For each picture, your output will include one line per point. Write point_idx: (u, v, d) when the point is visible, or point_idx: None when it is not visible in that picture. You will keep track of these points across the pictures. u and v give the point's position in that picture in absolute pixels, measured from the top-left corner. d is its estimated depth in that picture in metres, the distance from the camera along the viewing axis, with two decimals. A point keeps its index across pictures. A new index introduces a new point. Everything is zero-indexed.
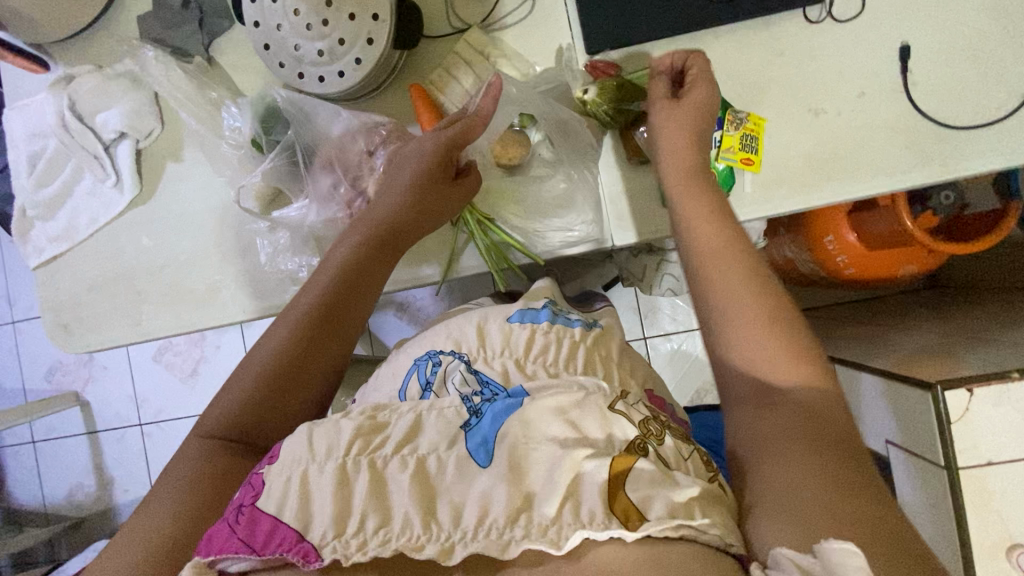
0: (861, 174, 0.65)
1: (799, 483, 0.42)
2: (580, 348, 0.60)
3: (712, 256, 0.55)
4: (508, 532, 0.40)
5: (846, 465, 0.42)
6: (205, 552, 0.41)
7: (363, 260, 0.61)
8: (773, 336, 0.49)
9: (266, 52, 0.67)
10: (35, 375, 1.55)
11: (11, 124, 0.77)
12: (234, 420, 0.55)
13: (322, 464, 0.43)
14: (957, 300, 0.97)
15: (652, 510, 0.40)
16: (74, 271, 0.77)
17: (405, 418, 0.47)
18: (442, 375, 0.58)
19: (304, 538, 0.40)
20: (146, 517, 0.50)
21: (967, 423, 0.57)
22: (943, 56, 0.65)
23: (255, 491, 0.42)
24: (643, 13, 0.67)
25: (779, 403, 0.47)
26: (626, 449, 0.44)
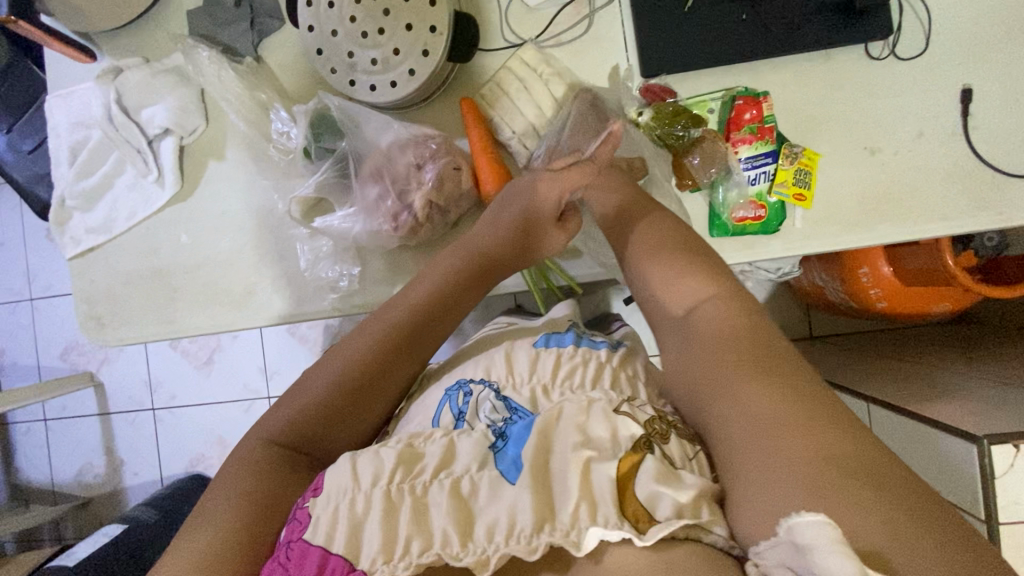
0: (914, 218, 0.64)
1: (744, 429, 0.40)
2: (606, 369, 0.57)
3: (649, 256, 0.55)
4: (535, 539, 0.39)
5: (790, 393, 0.40)
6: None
7: (459, 286, 0.60)
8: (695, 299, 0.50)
9: (318, 57, 0.66)
10: (51, 353, 1.55)
11: (54, 111, 0.76)
12: (304, 426, 0.52)
13: (369, 492, 0.43)
14: (988, 340, 0.96)
15: (659, 509, 0.40)
16: (110, 264, 0.76)
17: (438, 443, 0.47)
18: (474, 405, 0.56)
19: (354, 568, 0.40)
20: (196, 531, 0.46)
21: (1011, 478, 0.56)
22: (1005, 102, 0.64)
23: (302, 526, 0.42)
24: (700, 39, 0.67)
25: (708, 344, 0.47)
26: (632, 446, 0.44)
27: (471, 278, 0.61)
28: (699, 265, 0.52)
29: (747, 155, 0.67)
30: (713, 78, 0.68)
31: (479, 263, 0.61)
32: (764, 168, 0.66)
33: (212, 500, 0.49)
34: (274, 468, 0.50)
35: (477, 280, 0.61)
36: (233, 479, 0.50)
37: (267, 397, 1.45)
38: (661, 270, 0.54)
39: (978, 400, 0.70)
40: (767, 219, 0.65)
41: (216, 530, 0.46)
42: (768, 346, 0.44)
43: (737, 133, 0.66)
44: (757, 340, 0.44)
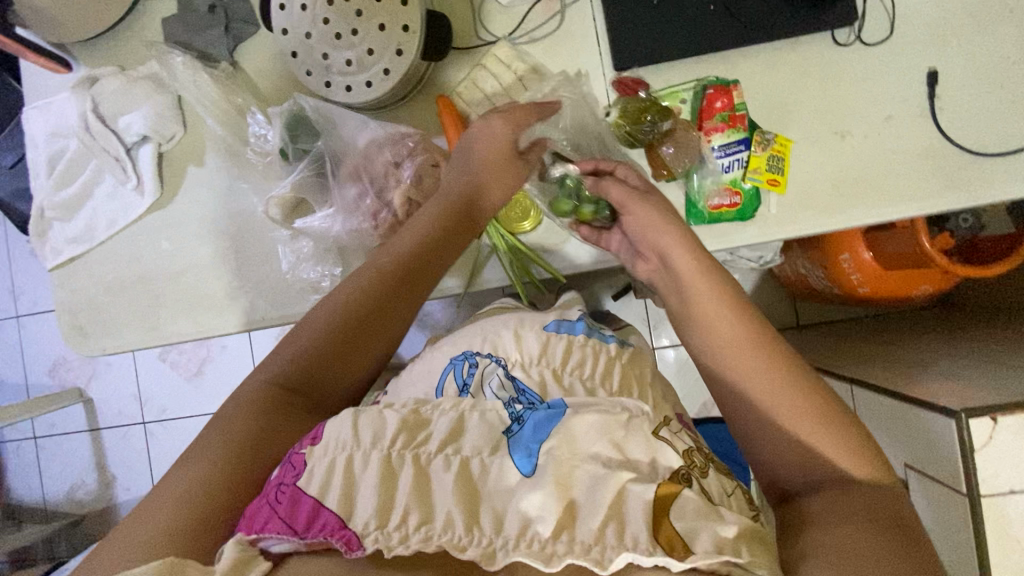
0: (888, 200, 0.65)
1: (857, 549, 0.38)
2: (617, 365, 0.60)
3: (752, 355, 0.49)
4: (551, 546, 0.39)
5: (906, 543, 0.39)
6: (246, 530, 0.40)
7: (439, 232, 0.59)
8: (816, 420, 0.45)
9: (293, 59, 0.66)
10: (39, 371, 1.54)
11: (31, 122, 0.76)
12: (301, 368, 0.53)
13: (368, 452, 0.43)
14: (969, 321, 0.97)
15: (698, 543, 0.39)
16: (92, 273, 0.76)
17: (447, 416, 0.48)
18: (480, 377, 0.60)
19: (347, 525, 0.39)
20: (190, 467, 0.46)
21: (991, 451, 0.57)
22: (970, 83, 0.65)
23: (296, 471, 0.43)
24: (673, 31, 0.67)
25: (825, 476, 0.44)
26: (669, 476, 0.45)
27: (453, 227, 0.60)
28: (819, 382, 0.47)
29: (720, 143, 0.68)
30: (686, 68, 0.68)
31: (462, 208, 0.61)
32: (737, 155, 0.67)
33: (209, 431, 0.49)
34: (274, 409, 0.51)
35: (461, 227, 0.61)
36: (232, 416, 0.50)
37: None
38: (763, 369, 0.48)
39: (958, 377, 0.71)
40: (742, 206, 0.66)
41: (212, 463, 0.46)
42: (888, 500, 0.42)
43: (709, 122, 0.68)
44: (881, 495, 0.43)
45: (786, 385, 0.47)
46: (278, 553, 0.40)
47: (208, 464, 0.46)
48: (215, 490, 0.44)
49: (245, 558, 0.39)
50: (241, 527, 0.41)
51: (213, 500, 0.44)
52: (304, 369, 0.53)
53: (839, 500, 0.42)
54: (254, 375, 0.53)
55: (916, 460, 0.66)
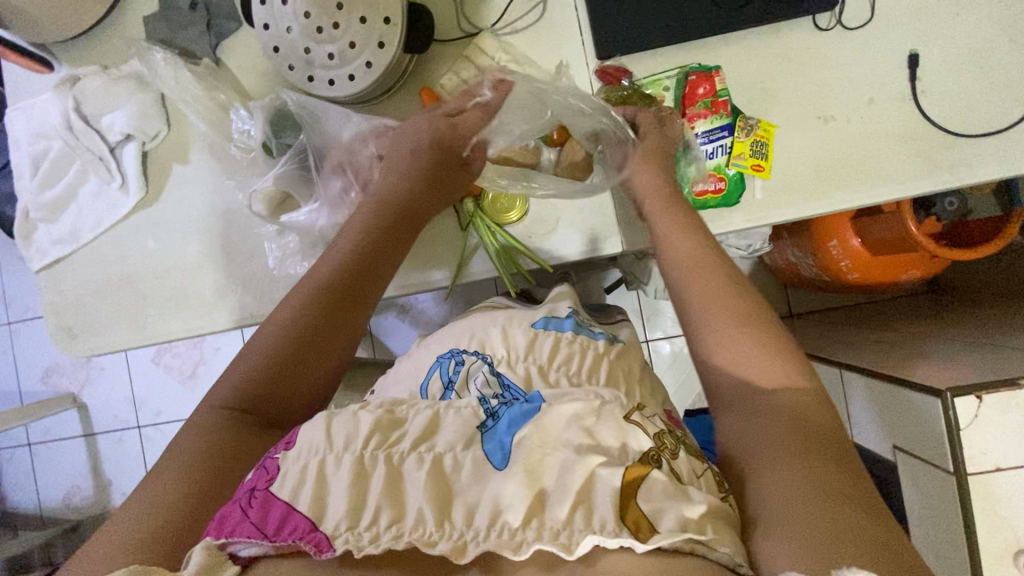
0: (871, 182, 0.66)
1: (793, 491, 0.42)
2: (603, 361, 0.61)
3: (691, 276, 0.56)
4: (521, 535, 0.39)
5: (828, 467, 0.42)
6: (216, 535, 0.40)
7: (381, 233, 0.62)
8: (747, 338, 0.50)
9: (275, 55, 0.66)
10: (31, 377, 1.53)
11: (14, 124, 0.76)
12: (253, 386, 0.53)
13: (340, 454, 0.43)
14: (958, 305, 0.98)
15: (663, 522, 0.40)
16: (78, 274, 0.76)
17: (423, 415, 0.48)
18: (465, 375, 0.59)
19: (318, 527, 0.39)
20: (149, 491, 0.46)
21: (977, 429, 0.57)
22: (951, 64, 0.65)
23: (269, 476, 0.43)
24: (654, 19, 0.68)
25: (761, 409, 0.47)
26: (639, 459, 0.45)
27: (394, 227, 0.62)
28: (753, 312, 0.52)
29: (702, 129, 0.68)
30: (668, 56, 0.69)
31: (400, 211, 0.63)
32: (720, 141, 0.67)
33: (169, 457, 0.49)
34: (226, 431, 0.51)
35: (396, 234, 0.63)
36: (184, 442, 0.50)
37: None
38: (719, 313, 0.52)
39: (948, 360, 0.71)
40: (727, 192, 0.67)
41: (167, 479, 0.47)
42: (815, 414, 0.46)
43: (692, 109, 0.67)
44: (814, 412, 0.46)
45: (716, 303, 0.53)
46: (247, 557, 0.40)
47: (161, 486, 0.46)
48: (167, 508, 0.45)
49: (215, 562, 0.39)
50: (211, 531, 0.41)
51: (163, 521, 0.44)
52: (256, 387, 0.53)
53: (773, 432, 0.46)
54: (205, 400, 0.53)
55: (907, 443, 0.66)
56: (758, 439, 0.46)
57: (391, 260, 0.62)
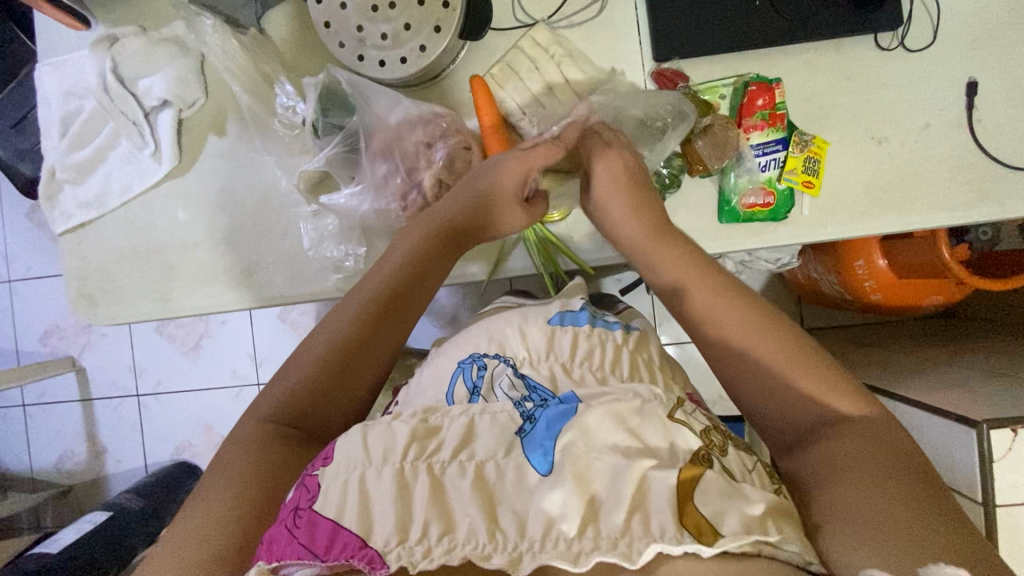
0: (919, 208, 0.65)
1: (859, 492, 0.42)
2: (624, 352, 0.60)
3: (709, 288, 0.55)
4: (578, 545, 0.39)
5: (886, 467, 0.43)
6: (267, 560, 0.39)
7: (428, 251, 0.61)
8: (776, 343, 0.51)
9: (325, 30, 0.64)
10: (29, 337, 1.50)
11: (45, 80, 0.73)
12: (297, 401, 0.55)
13: (380, 468, 0.43)
14: (974, 332, 0.99)
15: (726, 525, 0.39)
16: (103, 241, 0.74)
17: (459, 423, 0.47)
18: (490, 379, 0.58)
19: (367, 544, 0.39)
20: (205, 501, 0.48)
21: (1009, 462, 0.58)
22: (1008, 95, 0.65)
23: (311, 494, 0.42)
24: (714, 25, 0.66)
25: (811, 415, 0.48)
26: (691, 459, 0.44)
27: (440, 249, 0.62)
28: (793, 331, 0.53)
29: (757, 141, 0.67)
30: (724, 64, 0.68)
31: (445, 230, 0.63)
32: (774, 155, 0.67)
33: (220, 467, 0.51)
34: (269, 442, 0.52)
35: (442, 252, 0.62)
36: (230, 452, 0.52)
37: (256, 383, 1.42)
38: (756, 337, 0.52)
39: (967, 389, 0.71)
40: (775, 207, 0.65)
41: (220, 491, 0.48)
42: (867, 416, 0.47)
43: (749, 119, 0.66)
44: (853, 410, 0.48)
45: (744, 314, 0.53)
46: None
47: (212, 497, 0.48)
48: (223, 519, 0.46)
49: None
50: (261, 557, 0.40)
51: (221, 531, 0.45)
52: (300, 402, 0.55)
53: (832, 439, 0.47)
54: (249, 416, 0.55)
55: None
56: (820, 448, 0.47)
57: (435, 280, 0.62)
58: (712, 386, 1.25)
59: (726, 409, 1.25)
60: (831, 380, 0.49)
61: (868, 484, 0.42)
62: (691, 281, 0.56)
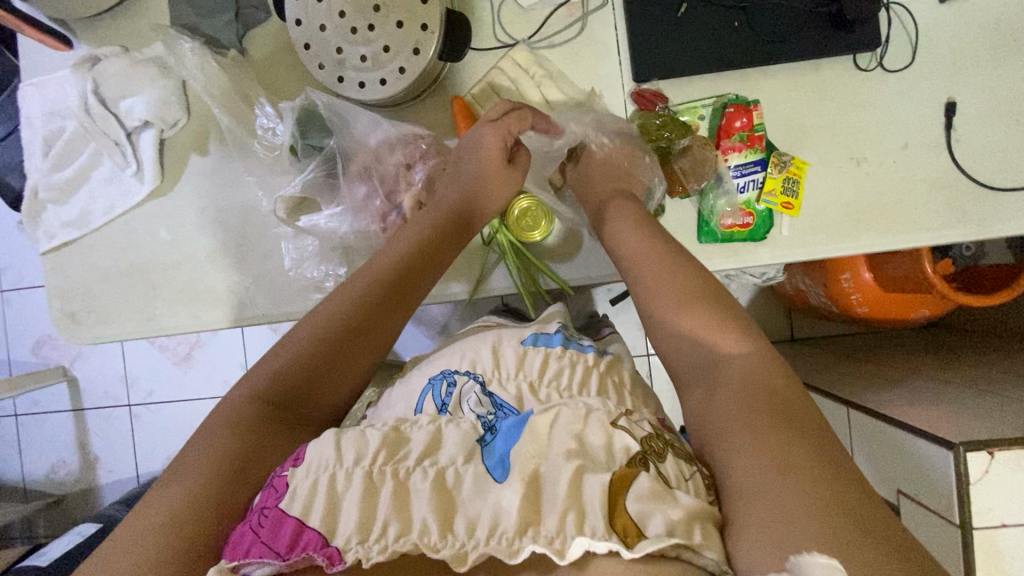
0: (899, 228, 0.65)
1: (755, 467, 0.40)
2: (594, 373, 0.59)
3: (645, 256, 0.58)
4: (517, 542, 0.39)
5: (788, 439, 0.41)
6: (230, 559, 0.40)
7: (434, 238, 0.62)
8: (700, 310, 0.52)
9: (306, 52, 0.64)
10: (22, 347, 1.50)
11: (27, 100, 0.73)
12: (290, 380, 0.54)
13: (350, 471, 0.43)
14: (962, 346, 0.99)
15: (650, 526, 0.39)
16: (86, 260, 0.74)
17: (424, 430, 0.48)
18: (457, 397, 0.58)
19: (329, 542, 0.40)
20: (177, 480, 0.46)
21: (986, 485, 0.58)
22: (987, 116, 0.65)
23: (278, 494, 0.42)
24: (694, 45, 0.67)
25: (723, 382, 0.47)
26: (627, 462, 0.44)
27: (446, 238, 0.63)
28: (729, 309, 0.53)
29: (736, 163, 0.67)
30: (704, 84, 0.68)
31: (450, 218, 0.64)
32: (752, 176, 0.66)
33: (197, 445, 0.49)
34: (257, 421, 0.51)
35: (448, 240, 0.63)
36: (215, 430, 0.50)
37: None
38: (692, 313, 0.53)
39: (948, 404, 0.71)
40: (754, 227, 0.66)
41: (197, 467, 0.47)
42: (774, 378, 0.46)
43: (727, 141, 0.67)
44: (769, 377, 0.46)
45: (675, 279, 0.55)
46: None
47: (188, 471, 0.47)
48: (202, 497, 0.45)
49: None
50: (225, 556, 0.40)
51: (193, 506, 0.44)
52: (292, 381, 0.54)
53: (737, 404, 0.45)
54: (237, 392, 0.53)
55: (909, 486, 0.66)
56: (722, 414, 0.45)
57: (433, 268, 0.62)
58: None
59: None
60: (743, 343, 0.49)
61: (764, 457, 0.40)
62: (628, 251, 0.59)
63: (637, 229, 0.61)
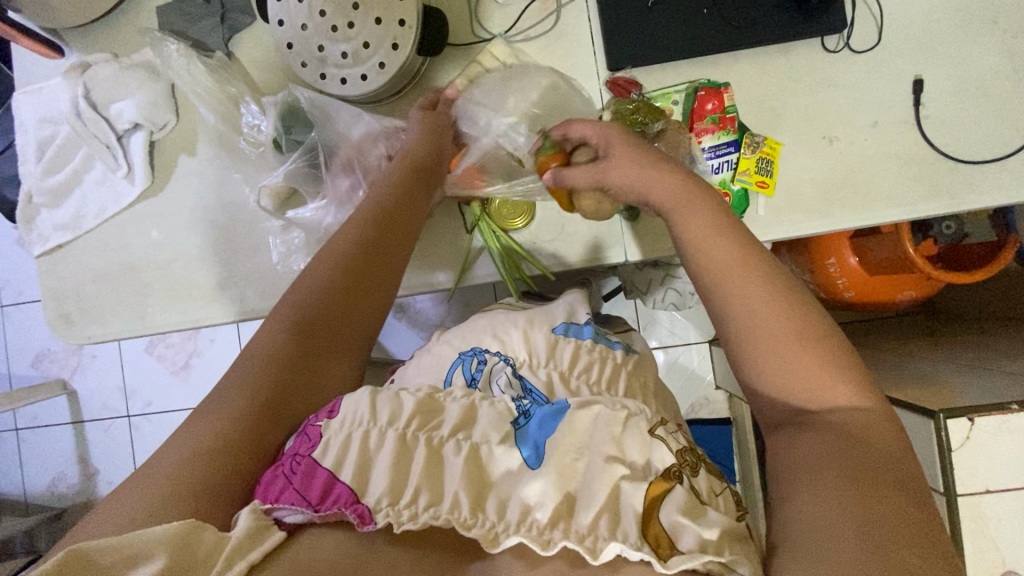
0: (874, 204, 0.67)
1: (829, 519, 0.39)
2: (623, 372, 0.60)
3: (727, 265, 0.52)
4: (549, 533, 0.40)
5: (872, 502, 0.39)
6: (262, 499, 0.42)
7: (420, 182, 0.65)
8: (810, 351, 0.47)
9: (288, 51, 0.66)
10: (21, 361, 1.52)
11: (22, 107, 0.76)
12: (305, 316, 0.55)
13: (383, 429, 0.44)
14: (951, 326, 0.99)
15: (682, 541, 0.40)
16: (80, 261, 0.75)
17: (459, 403, 0.48)
18: (488, 374, 0.60)
19: (360, 500, 0.41)
20: (204, 420, 0.47)
21: (968, 451, 0.58)
22: (954, 92, 0.66)
23: (312, 443, 0.44)
24: (668, 33, 0.68)
25: (817, 427, 0.45)
26: (663, 474, 0.44)
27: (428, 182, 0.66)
28: (853, 367, 0.47)
29: (709, 144, 0.68)
30: (678, 71, 0.70)
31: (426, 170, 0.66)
32: (727, 157, 0.68)
33: (223, 384, 0.51)
34: (275, 358, 0.52)
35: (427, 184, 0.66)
36: (241, 367, 0.52)
37: None
38: (812, 372, 0.46)
39: (939, 381, 0.72)
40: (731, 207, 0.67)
41: (225, 402, 0.49)
42: (875, 438, 0.43)
43: (699, 124, 0.68)
44: (868, 434, 0.43)
45: (785, 304, 0.49)
46: (291, 524, 0.41)
47: (216, 410, 0.48)
48: (231, 429, 0.47)
49: (262, 527, 0.40)
50: (257, 497, 0.42)
51: (224, 438, 0.46)
52: (307, 317, 0.55)
53: (821, 451, 0.43)
54: (258, 334, 0.54)
55: None
56: (804, 457, 0.44)
57: (416, 218, 0.64)
58: (702, 386, 1.24)
59: (711, 414, 1.23)
60: (850, 389, 0.45)
61: (839, 511, 0.39)
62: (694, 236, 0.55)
63: (684, 201, 0.56)
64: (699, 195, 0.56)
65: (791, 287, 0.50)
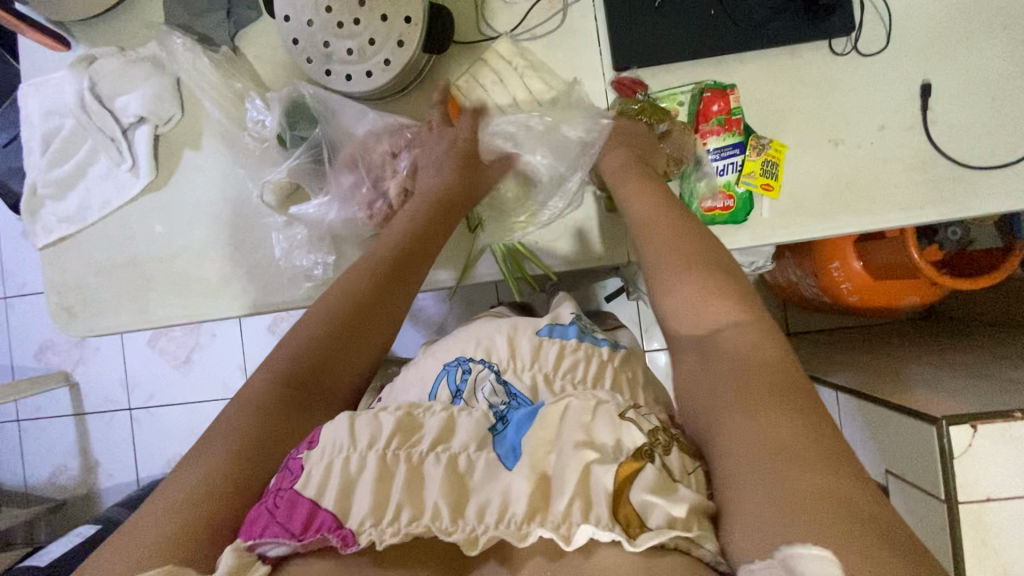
0: (879, 209, 0.66)
1: (749, 447, 0.39)
2: (608, 367, 0.60)
3: (645, 220, 0.58)
4: (525, 526, 0.40)
5: (791, 425, 0.39)
6: (245, 537, 0.40)
7: (431, 222, 0.64)
8: (699, 277, 0.51)
9: (294, 47, 0.66)
10: (24, 352, 1.52)
11: (27, 99, 0.76)
12: (303, 360, 0.54)
13: (364, 454, 0.42)
14: (954, 332, 0.99)
15: (651, 518, 0.39)
16: (82, 254, 0.76)
17: (437, 417, 0.47)
18: (472, 382, 0.58)
19: (343, 524, 0.40)
20: (190, 468, 0.45)
21: (970, 459, 0.58)
22: (962, 97, 0.66)
23: (293, 475, 0.42)
24: (674, 33, 0.68)
25: (719, 357, 0.46)
26: (633, 454, 0.43)
27: (444, 222, 0.65)
28: (741, 294, 0.50)
29: (715, 146, 0.69)
30: (684, 72, 0.69)
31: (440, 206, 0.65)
32: (731, 159, 0.68)
33: (212, 429, 0.48)
34: (266, 405, 0.50)
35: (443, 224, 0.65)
36: (231, 415, 0.49)
37: None
38: (709, 298, 0.50)
39: (939, 387, 0.72)
40: (735, 210, 0.67)
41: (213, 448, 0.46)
42: (768, 354, 0.45)
43: (705, 125, 0.68)
44: (762, 352, 0.45)
45: (683, 242, 0.55)
46: (275, 556, 0.40)
47: (203, 460, 0.45)
48: (215, 476, 0.44)
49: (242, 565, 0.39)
50: (240, 535, 0.40)
51: (208, 488, 0.43)
52: (304, 360, 0.54)
53: (729, 381, 0.44)
54: (253, 376, 0.53)
55: (898, 464, 0.67)
56: (716, 391, 0.44)
57: (425, 260, 0.63)
58: None
59: None
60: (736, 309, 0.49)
61: (759, 440, 0.39)
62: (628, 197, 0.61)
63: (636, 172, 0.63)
64: (637, 169, 0.63)
65: (691, 228, 0.56)
